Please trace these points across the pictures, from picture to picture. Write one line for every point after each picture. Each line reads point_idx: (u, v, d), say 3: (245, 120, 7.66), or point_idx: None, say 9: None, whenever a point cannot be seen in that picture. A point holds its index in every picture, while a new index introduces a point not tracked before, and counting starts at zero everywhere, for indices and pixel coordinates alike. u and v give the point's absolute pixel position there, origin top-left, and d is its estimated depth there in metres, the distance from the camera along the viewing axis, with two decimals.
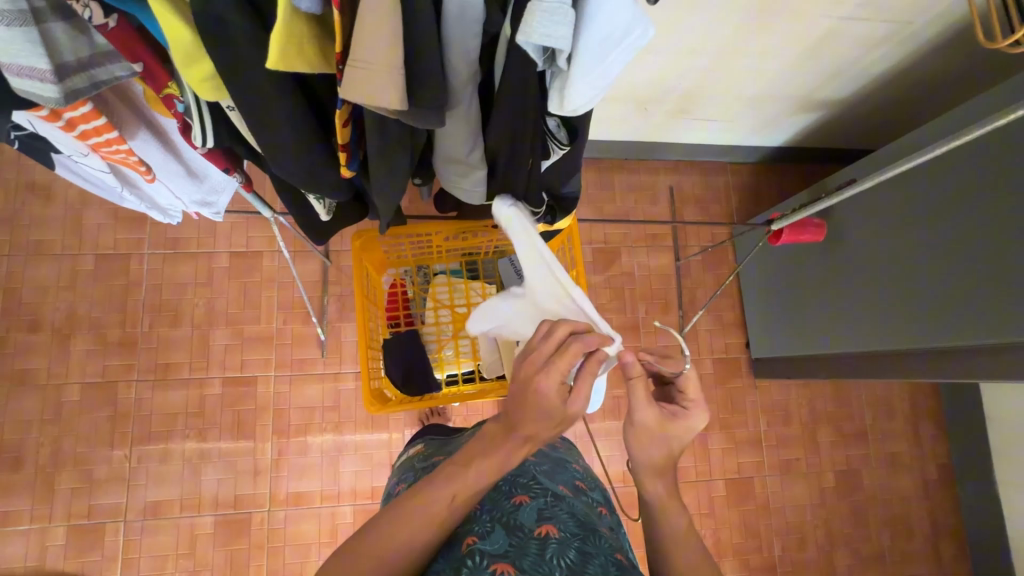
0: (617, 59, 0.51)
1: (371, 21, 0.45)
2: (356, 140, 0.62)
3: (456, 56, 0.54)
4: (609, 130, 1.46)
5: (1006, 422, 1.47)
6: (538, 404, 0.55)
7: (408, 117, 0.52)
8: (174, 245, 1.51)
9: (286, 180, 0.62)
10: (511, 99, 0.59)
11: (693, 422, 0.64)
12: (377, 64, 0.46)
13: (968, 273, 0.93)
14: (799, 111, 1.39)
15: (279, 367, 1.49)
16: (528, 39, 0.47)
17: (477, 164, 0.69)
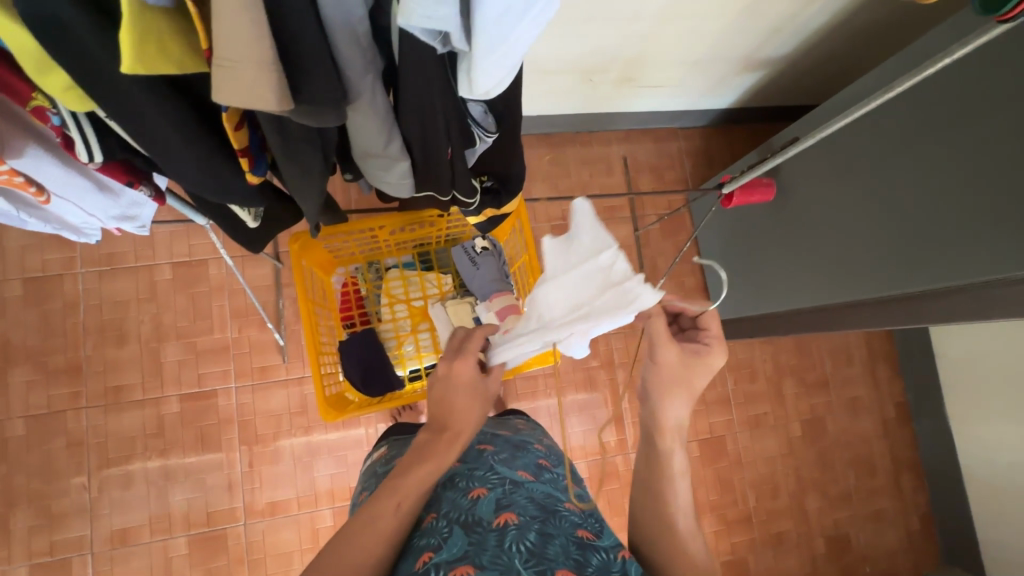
0: (521, 36, 0.46)
1: (226, 13, 0.38)
2: (258, 142, 0.57)
3: (353, 48, 0.49)
4: (557, 104, 1.43)
5: (953, 357, 1.55)
6: (460, 388, 0.65)
7: (306, 117, 0.46)
8: (110, 261, 1.42)
9: (191, 189, 0.58)
10: (415, 80, 0.56)
11: (715, 359, 0.67)
12: (241, 61, 0.40)
13: (911, 221, 0.93)
14: (743, 71, 1.39)
15: (239, 377, 1.43)
16: (409, 23, 0.42)
17: (398, 155, 0.65)
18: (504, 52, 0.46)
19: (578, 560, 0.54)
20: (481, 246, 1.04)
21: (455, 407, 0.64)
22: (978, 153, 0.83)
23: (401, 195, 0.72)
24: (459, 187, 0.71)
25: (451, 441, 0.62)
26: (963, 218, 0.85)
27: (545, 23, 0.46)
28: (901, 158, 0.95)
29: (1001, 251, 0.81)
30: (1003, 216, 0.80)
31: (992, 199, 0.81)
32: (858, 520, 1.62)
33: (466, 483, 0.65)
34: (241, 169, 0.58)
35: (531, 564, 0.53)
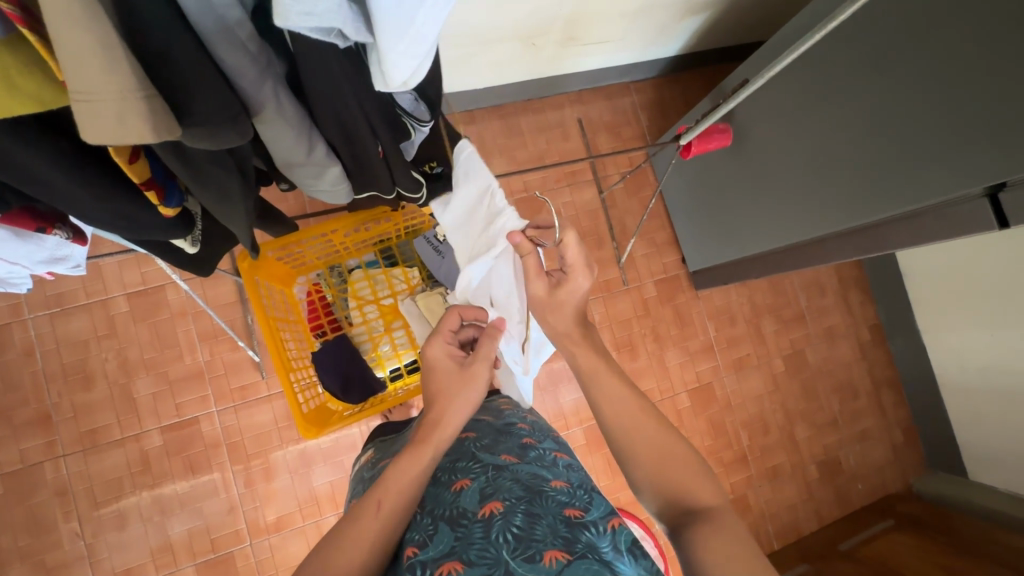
0: (429, 17, 0.41)
1: (71, 34, 0.33)
2: (165, 172, 0.55)
3: (240, 57, 0.45)
4: (502, 74, 1.38)
5: (918, 274, 1.59)
6: (438, 369, 0.71)
7: (204, 140, 0.43)
8: (59, 301, 1.34)
9: (106, 231, 0.54)
10: (322, 86, 0.52)
11: (578, 283, 0.71)
12: (104, 93, 0.34)
13: (868, 152, 0.93)
14: (687, 15, 1.35)
15: (219, 401, 1.39)
16: (288, 22, 0.38)
17: (327, 161, 0.62)
18: (415, 22, 0.41)
19: (567, 539, 0.53)
20: (444, 233, 1.01)
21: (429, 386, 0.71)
22: (920, 76, 0.82)
23: (339, 199, 0.69)
24: (400, 182, 0.68)
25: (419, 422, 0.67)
26: (917, 142, 0.84)
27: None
28: (848, 88, 0.95)
29: (954, 172, 0.80)
30: (952, 137, 0.79)
31: (941, 120, 0.80)
32: (846, 442, 1.69)
33: (450, 476, 0.64)
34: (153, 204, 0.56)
35: (519, 552, 0.52)
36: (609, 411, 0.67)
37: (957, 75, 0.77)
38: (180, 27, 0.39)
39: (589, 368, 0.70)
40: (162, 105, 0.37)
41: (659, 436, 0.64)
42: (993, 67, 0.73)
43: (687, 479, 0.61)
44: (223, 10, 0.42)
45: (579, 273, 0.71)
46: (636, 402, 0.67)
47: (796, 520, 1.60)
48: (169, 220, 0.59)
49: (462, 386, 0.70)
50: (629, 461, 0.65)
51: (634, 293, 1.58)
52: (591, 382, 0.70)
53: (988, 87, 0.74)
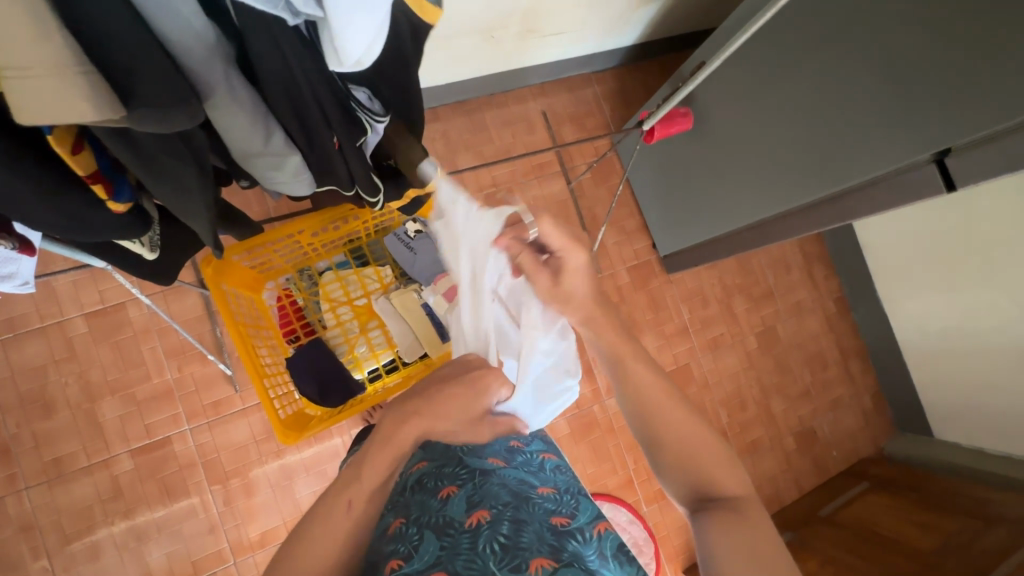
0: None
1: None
2: (111, 166, 0.53)
3: (179, 33, 0.44)
4: (463, 68, 1.37)
5: (875, 244, 1.66)
6: (477, 390, 0.61)
7: (151, 124, 0.41)
8: (11, 327, 1.27)
9: (52, 233, 0.52)
10: (274, 70, 0.51)
11: (574, 263, 0.68)
12: (36, 66, 0.34)
13: (822, 126, 0.97)
14: (640, 3, 1.38)
15: (191, 419, 1.34)
16: None
17: (285, 150, 0.61)
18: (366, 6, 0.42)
19: (554, 546, 0.50)
20: (414, 230, 1.02)
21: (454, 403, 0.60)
22: (867, 49, 0.86)
23: (298, 190, 0.69)
24: (360, 182, 0.67)
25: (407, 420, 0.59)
26: (870, 111, 0.88)
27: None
28: (802, 64, 0.98)
29: (906, 139, 0.83)
30: (897, 108, 0.83)
31: (886, 89, 0.84)
32: (820, 412, 1.74)
33: (434, 483, 0.59)
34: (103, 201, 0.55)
35: (506, 563, 0.47)
36: (640, 398, 0.66)
37: (898, 44, 0.81)
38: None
39: (616, 352, 0.69)
40: (101, 80, 0.37)
41: (687, 419, 0.65)
42: (928, 35, 0.77)
43: (713, 467, 0.62)
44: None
45: (573, 250, 0.67)
46: (669, 391, 0.66)
47: (777, 492, 1.65)
48: (123, 218, 0.57)
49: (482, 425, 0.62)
50: (660, 447, 0.64)
51: (608, 281, 1.59)
52: (620, 371, 0.68)
53: (926, 54, 0.78)
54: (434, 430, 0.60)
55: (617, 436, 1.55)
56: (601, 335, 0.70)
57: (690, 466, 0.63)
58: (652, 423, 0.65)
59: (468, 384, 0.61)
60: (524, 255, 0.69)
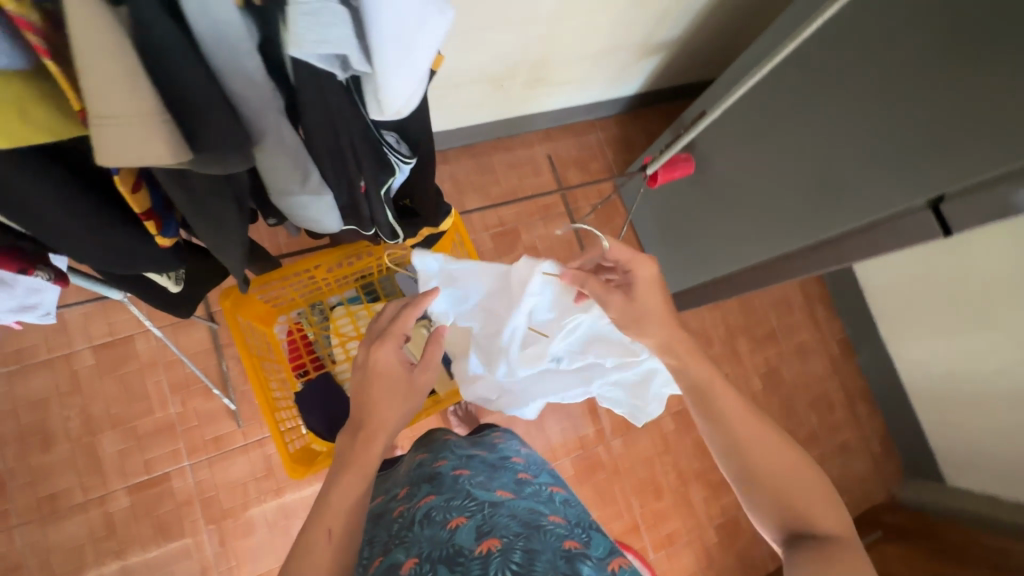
0: (423, 51, 0.46)
1: (100, 54, 0.36)
2: (165, 204, 0.56)
3: (242, 83, 0.47)
4: (474, 114, 1.43)
5: (875, 286, 1.68)
6: (377, 377, 0.64)
7: (208, 165, 0.43)
8: (19, 357, 1.28)
9: (92, 263, 0.54)
10: (322, 126, 0.54)
11: (643, 271, 0.72)
12: (126, 115, 0.38)
13: (821, 172, 1.01)
14: (642, 57, 1.46)
15: (192, 454, 1.33)
16: (302, 50, 0.42)
17: (320, 188, 0.65)
18: (410, 61, 0.46)
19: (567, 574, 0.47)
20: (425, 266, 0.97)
21: (376, 402, 0.63)
22: (862, 99, 0.91)
23: (327, 225, 0.73)
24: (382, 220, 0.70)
25: (351, 432, 0.63)
26: (867, 158, 0.91)
27: (443, 35, 0.47)
28: (801, 113, 1.02)
29: (900, 186, 0.86)
30: (890, 156, 0.87)
31: (879, 138, 0.89)
32: (828, 456, 1.71)
33: (443, 515, 0.57)
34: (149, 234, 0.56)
35: None
36: (732, 428, 0.65)
37: (890, 97, 0.86)
38: (196, 59, 0.41)
39: (707, 378, 0.68)
40: (176, 128, 0.40)
41: (780, 454, 0.64)
42: (915, 88, 0.82)
43: (811, 504, 0.61)
44: (236, 46, 0.44)
45: (642, 262, 0.71)
46: (760, 421, 0.66)
47: None
48: (163, 250, 0.59)
49: (399, 396, 0.65)
50: (755, 480, 0.63)
51: None
52: (707, 402, 0.67)
53: (915, 106, 0.82)
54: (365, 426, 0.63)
55: (622, 478, 1.52)
56: (688, 358, 0.69)
57: (786, 501, 0.61)
58: (743, 456, 0.64)
59: (367, 380, 0.64)
60: (590, 282, 0.73)
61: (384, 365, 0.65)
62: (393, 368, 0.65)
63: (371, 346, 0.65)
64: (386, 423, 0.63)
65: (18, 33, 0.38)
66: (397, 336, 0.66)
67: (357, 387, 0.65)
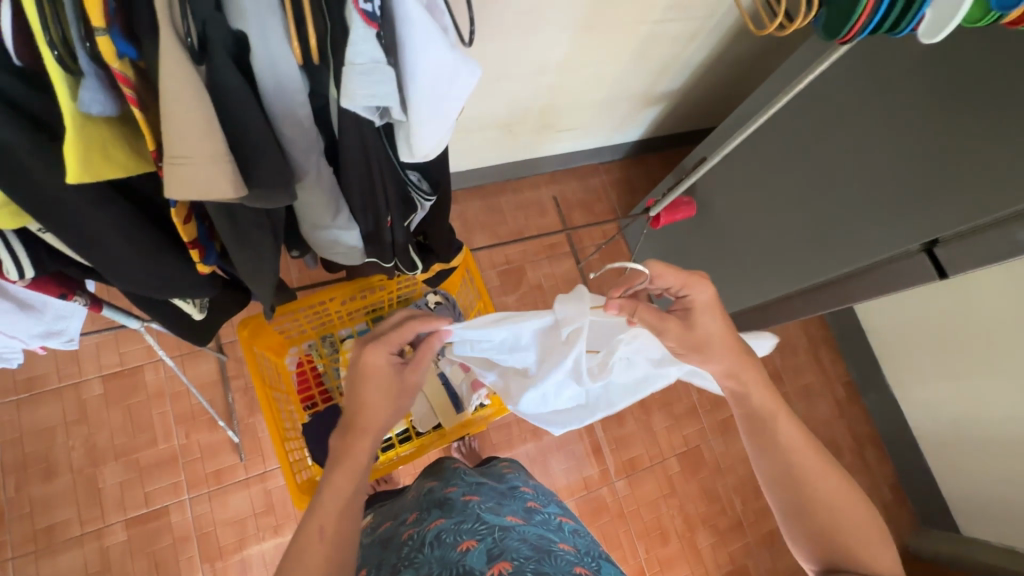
0: (455, 100, 0.52)
1: (182, 103, 0.40)
2: (207, 234, 0.59)
3: (291, 128, 0.51)
4: (483, 157, 1.50)
5: (878, 328, 1.70)
6: (367, 378, 0.64)
7: (258, 200, 0.48)
8: (29, 386, 1.29)
9: (137, 290, 0.58)
10: (356, 166, 0.58)
11: (699, 294, 0.65)
12: (196, 156, 0.41)
13: (818, 216, 1.05)
14: (644, 106, 1.54)
15: (192, 488, 1.32)
16: (353, 103, 0.46)
17: (347, 224, 0.69)
18: (441, 110, 0.51)
19: None
20: (434, 301, 1.03)
21: (367, 401, 0.63)
22: (855, 147, 0.95)
23: (352, 258, 0.75)
24: (400, 253, 0.74)
25: (342, 433, 0.64)
26: (862, 204, 0.95)
27: (472, 87, 0.52)
28: (798, 160, 1.07)
29: (895, 232, 0.90)
30: (883, 202, 0.91)
31: (873, 185, 0.93)
32: None
33: (453, 537, 0.57)
34: (186, 261, 0.60)
35: None
36: (787, 459, 0.64)
37: (881, 147, 0.91)
38: (257, 108, 0.46)
39: (769, 409, 0.65)
40: (236, 168, 0.44)
41: (835, 488, 0.63)
42: (903, 138, 0.87)
43: (863, 539, 0.61)
44: (293, 96, 0.49)
45: (698, 283, 0.65)
46: (819, 450, 0.65)
47: None
48: (200, 275, 0.63)
49: (388, 396, 0.65)
50: (807, 513, 0.63)
51: None
52: (764, 430, 0.66)
53: (904, 155, 0.87)
54: (353, 424, 0.63)
55: (627, 521, 1.49)
56: (752, 385, 0.66)
57: (837, 537, 0.62)
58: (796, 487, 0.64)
59: (359, 381, 0.64)
60: (643, 310, 0.64)
61: (374, 368, 0.64)
62: (382, 370, 0.65)
63: (363, 348, 0.64)
64: (377, 421, 0.64)
65: (111, 83, 0.42)
66: (390, 340, 0.65)
67: (348, 386, 0.65)
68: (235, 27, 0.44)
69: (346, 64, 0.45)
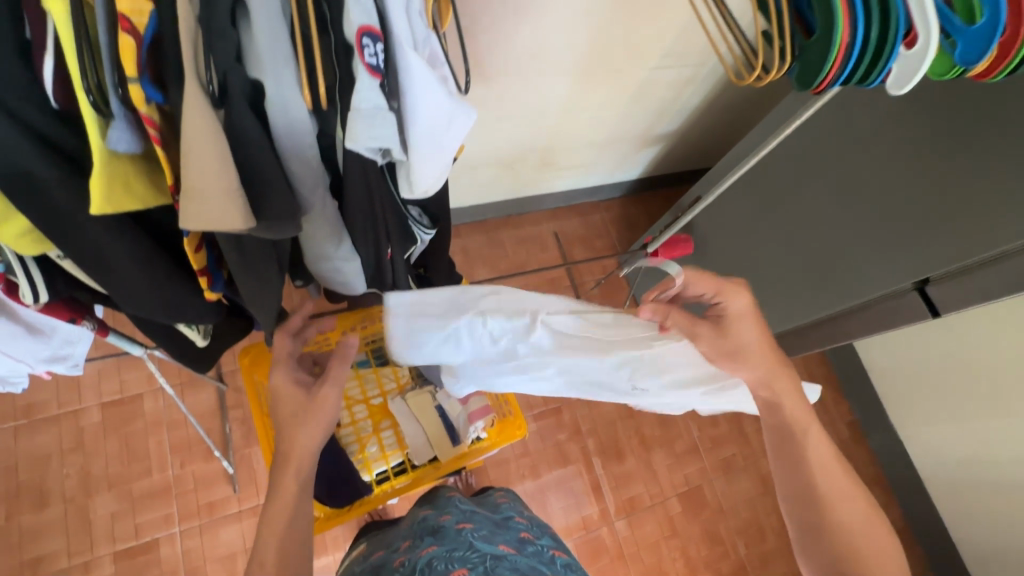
0: (452, 138, 0.56)
1: (200, 143, 0.43)
2: (216, 262, 0.62)
3: (298, 165, 0.53)
4: (486, 193, 1.54)
5: (879, 367, 1.69)
6: (280, 401, 0.67)
7: (266, 231, 0.50)
8: (27, 412, 1.29)
9: (145, 315, 0.60)
10: (359, 202, 0.60)
11: (733, 303, 0.66)
12: (210, 191, 0.44)
13: (812, 254, 1.07)
14: (642, 147, 1.59)
15: (184, 520, 1.30)
16: (357, 144, 0.49)
17: (349, 254, 0.71)
18: (439, 147, 0.55)
19: None
20: None
21: (284, 426, 0.66)
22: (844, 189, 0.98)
23: (354, 287, 0.78)
24: (401, 284, 0.76)
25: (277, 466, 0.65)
26: (854, 243, 0.98)
27: (468, 129, 0.57)
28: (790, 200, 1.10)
29: (887, 270, 0.92)
30: (874, 241, 0.94)
31: (863, 225, 0.95)
32: None
33: (443, 563, 0.56)
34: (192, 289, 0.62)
35: None
36: (816, 474, 0.67)
37: (869, 189, 0.94)
38: (269, 150, 0.48)
39: (801, 422, 0.68)
40: (246, 203, 0.47)
41: (857, 507, 0.66)
42: (890, 181, 0.90)
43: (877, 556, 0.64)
44: (302, 138, 0.51)
45: (733, 292, 0.66)
46: (842, 468, 0.68)
47: None
48: (206, 302, 0.65)
49: (301, 416, 0.66)
50: (825, 532, 0.66)
51: None
52: (796, 443, 0.68)
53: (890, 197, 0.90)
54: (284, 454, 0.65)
55: (627, 563, 1.45)
56: (784, 395, 0.67)
57: (849, 554, 0.64)
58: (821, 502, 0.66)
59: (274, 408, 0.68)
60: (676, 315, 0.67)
61: (280, 391, 0.68)
62: (289, 391, 0.68)
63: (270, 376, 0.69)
64: (299, 447, 0.65)
65: (137, 125, 0.45)
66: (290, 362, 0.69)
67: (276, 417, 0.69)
68: (252, 75, 0.47)
69: (350, 110, 0.47)
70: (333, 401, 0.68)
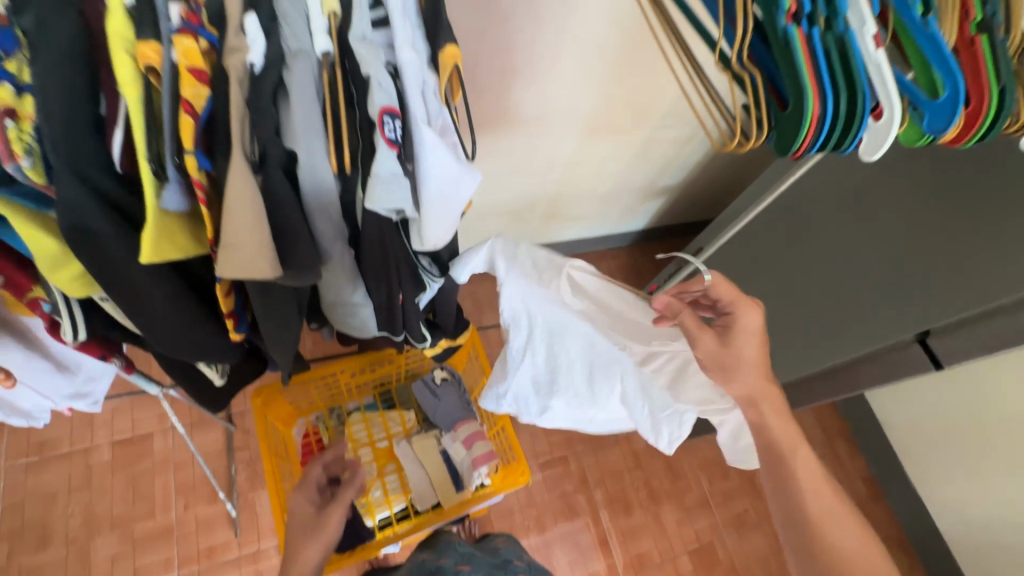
0: (460, 199, 0.60)
1: (239, 208, 0.49)
2: (242, 305, 0.66)
3: (323, 222, 0.58)
4: (495, 242, 1.60)
5: (893, 420, 1.65)
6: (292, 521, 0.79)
7: (292, 279, 0.55)
8: (40, 449, 1.32)
9: (169, 353, 0.64)
10: (372, 251, 0.64)
11: (745, 319, 0.72)
12: (246, 246, 0.49)
13: (814, 304, 1.08)
14: (647, 198, 1.65)
15: (183, 564, 1.28)
16: (375, 205, 0.55)
17: (364, 299, 0.75)
18: (449, 207, 0.59)
19: None
20: (441, 377, 1.10)
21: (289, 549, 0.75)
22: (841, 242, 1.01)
23: (368, 329, 0.81)
24: (412, 328, 0.78)
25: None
26: (854, 294, 0.99)
27: (472, 192, 0.61)
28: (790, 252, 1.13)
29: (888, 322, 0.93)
30: (872, 293, 0.95)
31: (861, 277, 0.97)
32: None
33: None
34: (214, 329, 0.66)
35: None
36: (805, 490, 0.67)
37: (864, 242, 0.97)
38: (298, 210, 0.53)
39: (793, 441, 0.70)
40: (276, 256, 0.52)
41: (851, 529, 0.66)
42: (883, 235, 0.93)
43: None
44: (328, 198, 0.57)
45: (748, 308, 0.71)
46: (836, 495, 0.68)
47: None
48: (227, 342, 0.68)
49: (305, 535, 0.76)
50: (834, 570, 0.63)
51: (623, 443, 1.57)
52: (783, 461, 0.69)
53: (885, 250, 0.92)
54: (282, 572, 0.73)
55: None
56: (773, 415, 0.71)
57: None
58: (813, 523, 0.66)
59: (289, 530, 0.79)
60: (687, 316, 0.72)
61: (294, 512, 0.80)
62: (300, 509, 0.80)
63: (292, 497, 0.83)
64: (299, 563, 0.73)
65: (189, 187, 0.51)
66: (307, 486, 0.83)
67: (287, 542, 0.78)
68: (287, 146, 0.52)
69: (371, 173, 0.54)
70: (334, 527, 0.76)
